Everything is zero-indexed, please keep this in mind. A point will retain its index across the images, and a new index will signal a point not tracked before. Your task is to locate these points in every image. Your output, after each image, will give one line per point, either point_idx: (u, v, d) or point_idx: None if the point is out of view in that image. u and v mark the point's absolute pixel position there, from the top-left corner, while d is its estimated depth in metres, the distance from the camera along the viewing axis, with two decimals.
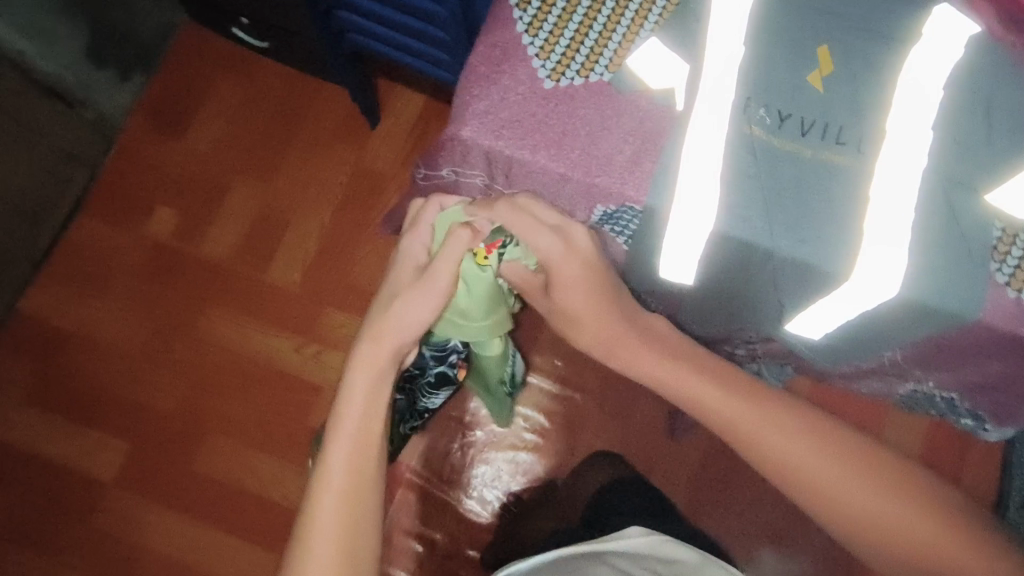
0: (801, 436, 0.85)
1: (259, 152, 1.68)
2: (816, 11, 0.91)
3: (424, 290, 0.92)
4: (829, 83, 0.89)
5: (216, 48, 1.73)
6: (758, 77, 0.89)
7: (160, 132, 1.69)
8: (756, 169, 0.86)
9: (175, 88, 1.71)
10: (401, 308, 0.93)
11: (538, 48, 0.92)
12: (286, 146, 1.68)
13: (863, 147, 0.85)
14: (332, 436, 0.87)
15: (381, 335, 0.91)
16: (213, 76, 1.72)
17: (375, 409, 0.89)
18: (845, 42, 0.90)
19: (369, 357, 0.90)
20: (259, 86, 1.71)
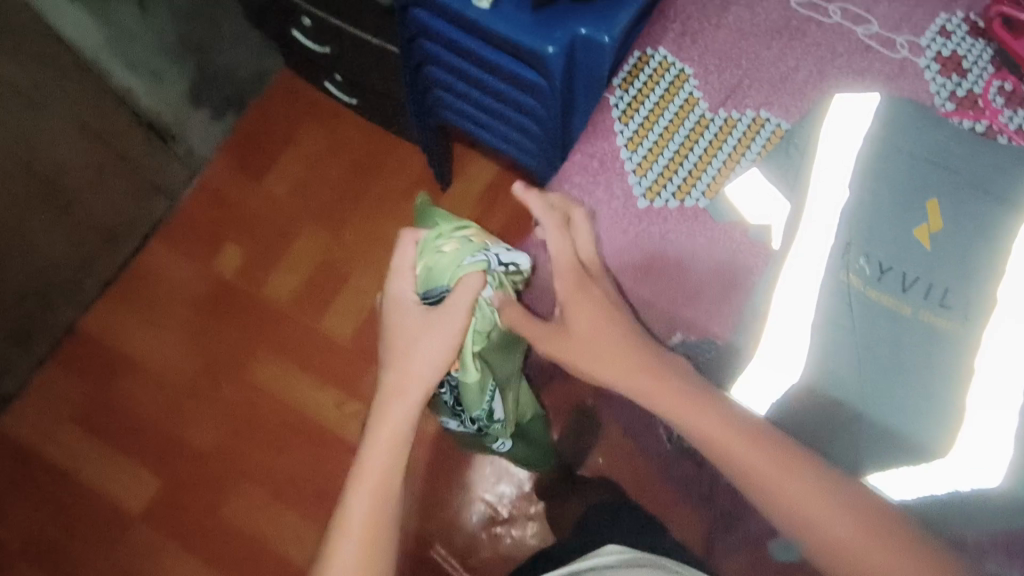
0: (800, 484, 0.74)
1: (331, 201, 1.72)
2: (927, 162, 0.89)
3: (442, 321, 0.85)
4: (936, 239, 0.85)
5: (307, 96, 1.80)
6: (862, 223, 0.86)
7: (241, 171, 1.76)
8: (850, 321, 0.83)
9: (264, 129, 1.78)
10: (420, 347, 0.84)
11: (637, 163, 0.92)
12: (358, 198, 1.71)
13: (968, 315, 0.82)
14: (353, 478, 0.79)
15: (408, 370, 0.83)
16: (301, 122, 1.78)
17: (399, 458, 0.80)
18: (956, 199, 0.87)
19: (394, 388, 0.83)
20: (341, 136, 1.77)
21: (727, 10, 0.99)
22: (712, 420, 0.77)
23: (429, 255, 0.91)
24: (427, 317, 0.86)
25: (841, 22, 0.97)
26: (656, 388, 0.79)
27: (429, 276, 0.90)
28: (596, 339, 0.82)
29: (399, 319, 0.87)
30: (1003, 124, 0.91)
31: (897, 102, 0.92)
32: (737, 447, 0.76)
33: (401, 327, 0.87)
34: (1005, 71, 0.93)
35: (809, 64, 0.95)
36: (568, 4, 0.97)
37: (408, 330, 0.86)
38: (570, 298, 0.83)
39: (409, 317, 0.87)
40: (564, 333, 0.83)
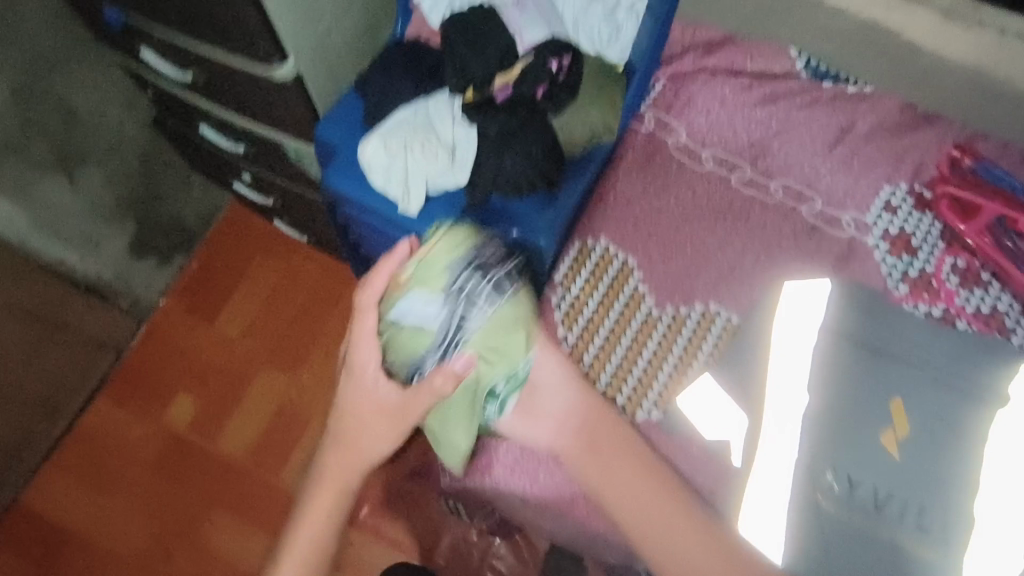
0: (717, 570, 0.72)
1: (284, 343, 1.62)
2: (888, 355, 0.84)
3: (392, 418, 0.75)
4: (904, 446, 0.80)
5: (259, 228, 1.70)
6: (826, 433, 0.81)
7: (195, 317, 1.64)
8: (827, 551, 0.78)
9: (217, 267, 1.67)
10: (359, 426, 0.76)
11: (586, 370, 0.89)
12: (313, 339, 1.62)
13: (948, 535, 0.76)
14: (283, 548, 0.76)
15: (351, 448, 0.77)
16: (251, 259, 1.68)
17: (326, 536, 0.76)
18: (922, 397, 0.82)
19: (339, 466, 0.77)
20: (294, 271, 1.67)
21: (668, 190, 0.95)
22: (650, 483, 0.77)
23: (411, 291, 0.74)
24: (387, 408, 0.75)
25: (783, 200, 0.95)
26: (613, 463, 0.79)
27: (416, 339, 0.73)
28: (610, 457, 0.79)
29: (362, 402, 0.75)
30: (960, 306, 0.87)
31: (850, 288, 0.88)
32: (650, 515, 0.75)
33: (359, 410, 0.76)
34: (958, 246, 0.89)
35: (755, 247, 0.91)
36: (501, 199, 0.89)
37: (359, 412, 0.76)
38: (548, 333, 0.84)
39: (370, 400, 0.75)
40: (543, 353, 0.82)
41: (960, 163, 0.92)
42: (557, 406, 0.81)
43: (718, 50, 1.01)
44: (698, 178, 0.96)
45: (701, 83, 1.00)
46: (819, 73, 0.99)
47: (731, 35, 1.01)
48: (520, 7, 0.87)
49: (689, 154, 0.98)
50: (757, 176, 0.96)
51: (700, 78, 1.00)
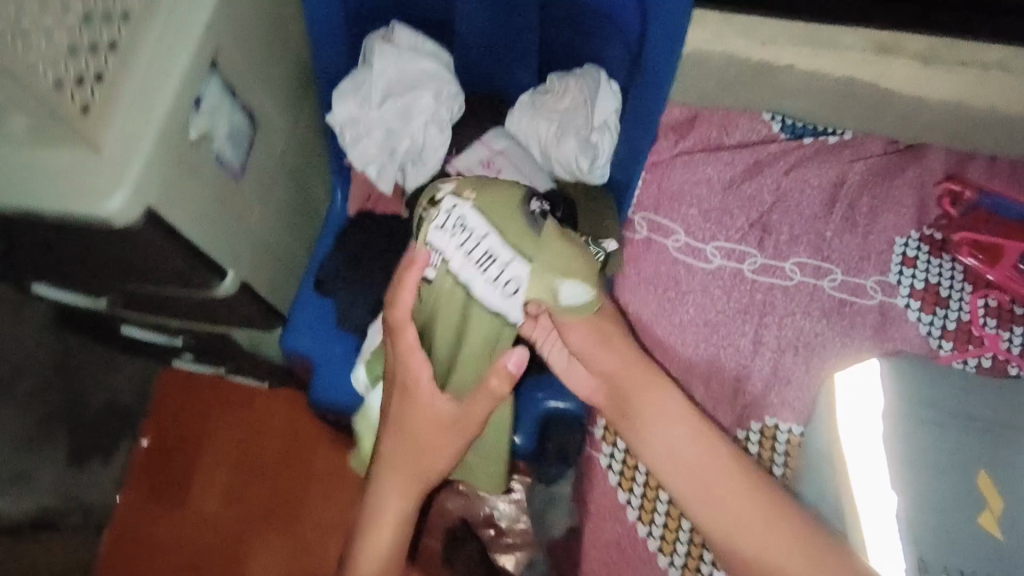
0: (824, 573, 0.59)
1: (271, 497, 1.14)
2: (955, 422, 0.81)
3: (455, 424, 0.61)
4: (1006, 525, 0.76)
5: (197, 384, 1.19)
6: (920, 529, 0.76)
7: (153, 498, 1.15)
8: None
9: (162, 431, 1.18)
10: (425, 438, 0.61)
11: (661, 528, 0.85)
12: (306, 480, 1.14)
13: None
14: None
15: (412, 467, 0.62)
16: (204, 407, 1.18)
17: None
18: (1000, 461, 0.79)
19: (400, 485, 0.62)
20: (250, 408, 1.18)
21: (686, 299, 0.88)
22: (677, 408, 0.65)
23: None
24: (442, 421, 0.61)
25: (803, 280, 0.88)
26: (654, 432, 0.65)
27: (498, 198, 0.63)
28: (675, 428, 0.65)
29: (412, 419, 0.61)
30: (1006, 350, 0.85)
31: (896, 363, 0.83)
32: (713, 480, 0.63)
33: (410, 422, 0.61)
34: (985, 286, 0.86)
35: (791, 339, 0.86)
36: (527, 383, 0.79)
37: (414, 432, 0.61)
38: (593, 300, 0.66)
39: (423, 416, 0.61)
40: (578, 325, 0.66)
41: (961, 197, 0.89)
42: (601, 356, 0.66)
43: (690, 130, 0.93)
44: (711, 277, 0.88)
45: (682, 170, 0.92)
46: (798, 131, 0.93)
47: (697, 109, 0.93)
48: (493, 169, 0.74)
49: (693, 252, 0.89)
50: (769, 260, 0.89)
51: (679, 165, 0.92)
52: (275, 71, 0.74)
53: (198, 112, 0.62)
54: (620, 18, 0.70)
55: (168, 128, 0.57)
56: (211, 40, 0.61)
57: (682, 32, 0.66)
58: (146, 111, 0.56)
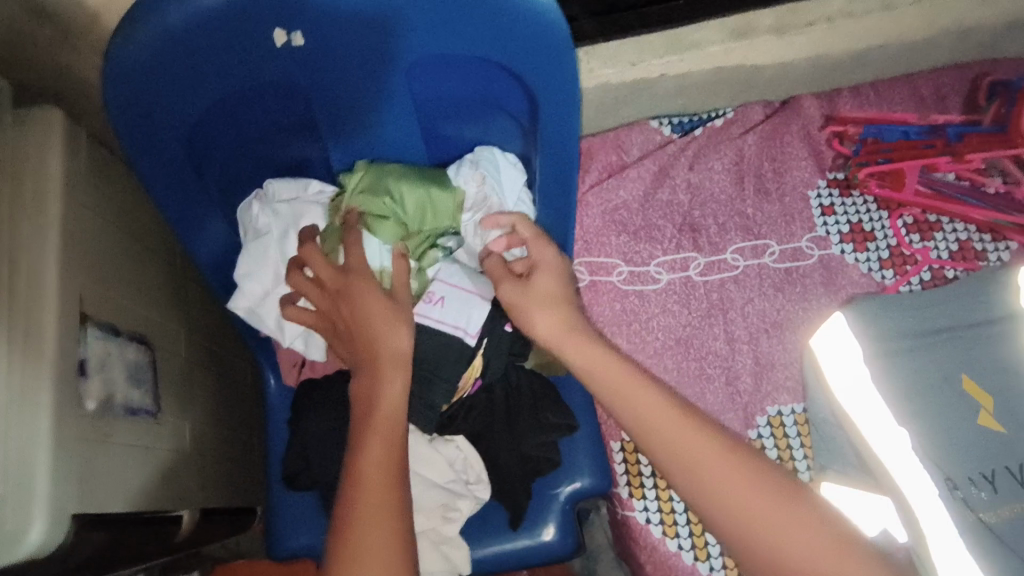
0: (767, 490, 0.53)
1: None
2: (925, 342, 0.85)
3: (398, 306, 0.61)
4: (998, 414, 0.81)
5: None
6: (936, 451, 0.80)
7: None
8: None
9: None
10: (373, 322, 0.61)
11: (722, 568, 0.77)
12: None
13: None
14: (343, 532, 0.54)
15: (384, 355, 0.60)
16: None
17: (394, 486, 0.57)
18: (976, 362, 0.83)
19: (377, 370, 0.60)
20: None
21: (651, 326, 0.86)
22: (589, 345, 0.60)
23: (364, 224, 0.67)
24: (391, 304, 0.61)
25: (748, 264, 0.89)
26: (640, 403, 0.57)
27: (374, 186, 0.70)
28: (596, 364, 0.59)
29: (365, 305, 0.60)
30: (937, 258, 0.90)
31: (853, 307, 0.87)
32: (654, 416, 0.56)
33: (366, 314, 0.60)
34: (899, 207, 0.91)
35: (759, 323, 0.87)
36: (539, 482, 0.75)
37: (373, 322, 0.61)
38: (543, 265, 0.64)
39: (375, 301, 0.61)
40: (527, 285, 0.62)
41: (848, 136, 0.93)
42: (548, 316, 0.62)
43: (589, 162, 0.92)
44: (665, 294, 0.88)
45: (597, 203, 0.91)
46: (688, 126, 0.94)
47: (588, 140, 0.93)
48: (437, 299, 0.65)
49: (639, 277, 0.88)
50: (710, 257, 0.89)
51: (593, 198, 0.91)
52: (148, 273, 0.65)
53: (88, 377, 0.52)
54: (505, 101, 0.68)
55: (63, 413, 0.48)
56: (73, 292, 0.51)
57: (576, 108, 0.65)
58: (26, 413, 0.46)
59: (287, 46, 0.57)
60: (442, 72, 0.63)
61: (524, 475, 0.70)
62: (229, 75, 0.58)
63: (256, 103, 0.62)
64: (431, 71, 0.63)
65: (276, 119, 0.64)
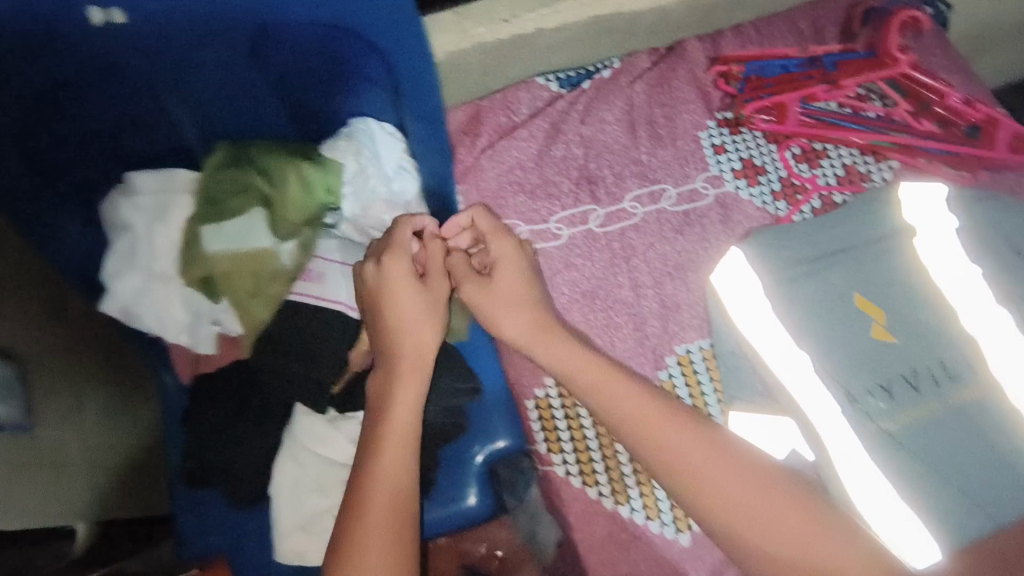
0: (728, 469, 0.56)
1: None
2: (823, 266, 0.87)
3: (426, 298, 0.60)
4: (892, 327, 0.85)
5: None
6: (839, 368, 0.83)
7: None
8: (926, 453, 0.80)
9: None
10: (400, 315, 0.59)
11: (642, 509, 0.78)
12: None
13: (971, 365, 0.83)
14: (347, 553, 0.51)
15: (409, 362, 0.59)
16: None
17: (409, 514, 0.54)
18: (868, 281, 0.87)
19: (408, 364, 0.59)
20: None
21: (557, 283, 0.87)
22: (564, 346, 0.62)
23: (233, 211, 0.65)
24: (425, 300, 0.60)
25: (646, 210, 0.89)
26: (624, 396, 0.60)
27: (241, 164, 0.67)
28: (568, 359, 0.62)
29: (396, 292, 0.59)
30: (826, 185, 0.92)
31: (751, 239, 0.88)
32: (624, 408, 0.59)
33: (395, 301, 0.59)
34: (786, 139, 0.93)
35: (661, 267, 0.87)
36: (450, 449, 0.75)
37: (401, 315, 0.59)
38: (500, 258, 0.64)
39: (407, 293, 0.59)
40: (489, 285, 0.63)
41: (733, 75, 0.95)
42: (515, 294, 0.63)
43: (480, 125, 0.91)
44: (567, 250, 0.88)
45: (492, 166, 0.90)
46: (575, 80, 0.94)
47: (477, 104, 0.91)
48: (314, 276, 0.65)
49: (540, 236, 0.88)
50: (608, 208, 0.90)
51: (486, 162, 0.90)
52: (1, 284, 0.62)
53: None
54: (367, 67, 0.66)
55: None
56: None
57: (427, 59, 0.65)
58: None
59: (108, 25, 0.55)
60: (289, 39, 0.61)
61: (429, 443, 0.70)
62: (52, 59, 0.55)
63: (91, 91, 0.59)
64: (277, 38, 0.61)
65: (118, 107, 0.61)
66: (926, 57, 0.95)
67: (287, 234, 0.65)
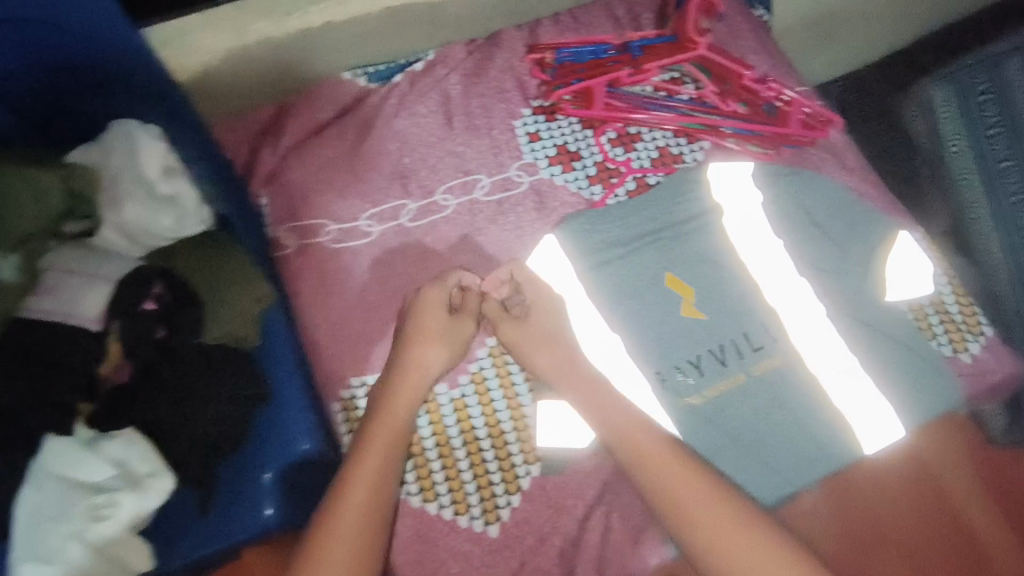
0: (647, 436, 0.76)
1: None
2: (635, 249, 0.88)
3: (451, 330, 0.78)
4: (701, 304, 0.87)
5: None
6: (649, 347, 0.85)
7: None
8: (728, 426, 0.83)
9: None
10: (423, 338, 0.77)
11: (451, 505, 0.79)
12: None
13: (774, 336, 0.86)
14: (330, 510, 0.67)
15: (412, 376, 0.76)
16: None
17: (379, 495, 0.70)
18: (678, 260, 0.88)
19: (406, 378, 0.76)
20: None
21: (367, 282, 0.85)
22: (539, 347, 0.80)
23: None
24: (446, 329, 0.78)
25: (458, 202, 0.89)
26: (567, 378, 0.79)
27: None
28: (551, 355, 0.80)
29: (423, 318, 0.78)
30: (640, 168, 0.92)
31: (563, 224, 0.88)
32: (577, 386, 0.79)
33: (422, 323, 0.77)
34: (600, 125, 0.92)
35: (475, 259, 0.87)
36: (234, 462, 0.73)
37: (420, 334, 0.77)
38: (535, 302, 0.82)
39: (434, 317, 0.78)
40: (526, 322, 0.80)
41: (546, 62, 0.94)
42: (544, 331, 0.80)
43: (285, 123, 0.88)
44: (379, 248, 0.86)
45: (299, 164, 0.87)
46: (386, 74, 0.91)
47: (282, 101, 0.88)
48: (50, 288, 0.64)
49: (351, 234, 0.86)
50: (421, 202, 0.88)
51: (294, 160, 0.87)
52: None
53: None
54: (83, 60, 0.66)
55: None
56: None
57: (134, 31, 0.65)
58: None
59: None
60: None
61: (199, 458, 0.68)
62: None
63: None
64: None
65: None
66: (735, 40, 0.98)
67: (10, 247, 0.60)
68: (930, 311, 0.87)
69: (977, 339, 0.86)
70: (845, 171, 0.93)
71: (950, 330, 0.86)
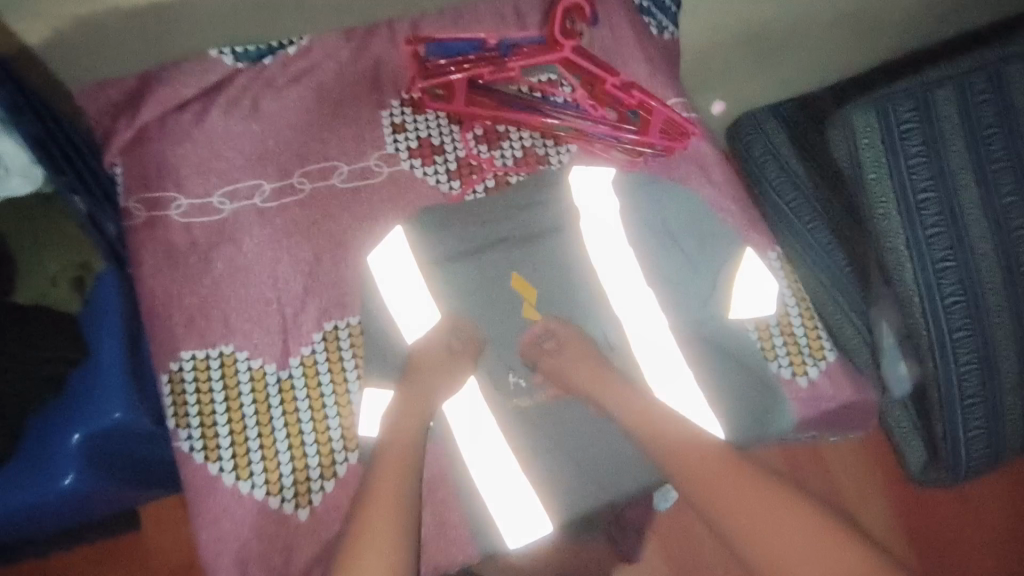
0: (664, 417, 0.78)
1: None
2: (489, 248, 0.88)
3: (456, 358, 0.81)
4: (542, 306, 0.86)
5: None
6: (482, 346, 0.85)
7: None
8: (557, 431, 0.82)
9: None
10: (428, 362, 0.81)
11: (263, 485, 0.79)
12: None
13: (612, 343, 0.86)
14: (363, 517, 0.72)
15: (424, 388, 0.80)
16: None
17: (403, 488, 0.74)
18: (529, 263, 0.88)
19: (420, 390, 0.80)
20: None
21: (210, 258, 0.85)
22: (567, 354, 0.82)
23: None
24: (447, 351, 0.81)
25: (314, 187, 0.89)
26: (598, 388, 0.80)
27: None
28: (578, 363, 0.81)
29: (429, 348, 0.81)
30: (503, 166, 0.92)
31: (416, 218, 0.88)
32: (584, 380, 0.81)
33: (427, 356, 0.81)
34: (467, 120, 0.92)
35: (324, 244, 0.87)
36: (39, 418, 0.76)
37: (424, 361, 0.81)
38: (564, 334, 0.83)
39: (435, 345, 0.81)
40: (558, 351, 0.82)
41: (418, 55, 0.92)
42: (572, 344, 0.82)
43: (144, 97, 0.88)
44: (227, 226, 0.87)
45: (158, 139, 0.88)
46: (255, 56, 0.91)
47: (148, 74, 0.89)
48: None
49: (201, 209, 0.87)
50: (277, 184, 0.89)
51: (153, 134, 0.88)
52: None
53: None
54: None
55: None
56: None
57: None
58: None
59: None
60: None
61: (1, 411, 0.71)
62: None
63: None
64: None
65: None
66: (617, 48, 0.97)
67: None
68: (775, 332, 0.86)
69: (817, 365, 0.85)
70: (709, 184, 0.91)
71: (793, 353, 0.85)
